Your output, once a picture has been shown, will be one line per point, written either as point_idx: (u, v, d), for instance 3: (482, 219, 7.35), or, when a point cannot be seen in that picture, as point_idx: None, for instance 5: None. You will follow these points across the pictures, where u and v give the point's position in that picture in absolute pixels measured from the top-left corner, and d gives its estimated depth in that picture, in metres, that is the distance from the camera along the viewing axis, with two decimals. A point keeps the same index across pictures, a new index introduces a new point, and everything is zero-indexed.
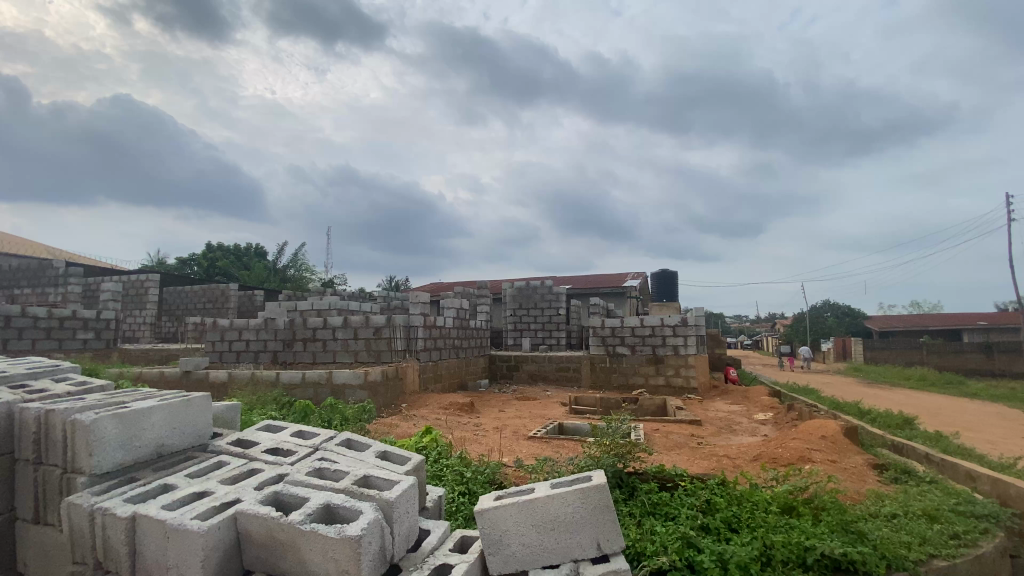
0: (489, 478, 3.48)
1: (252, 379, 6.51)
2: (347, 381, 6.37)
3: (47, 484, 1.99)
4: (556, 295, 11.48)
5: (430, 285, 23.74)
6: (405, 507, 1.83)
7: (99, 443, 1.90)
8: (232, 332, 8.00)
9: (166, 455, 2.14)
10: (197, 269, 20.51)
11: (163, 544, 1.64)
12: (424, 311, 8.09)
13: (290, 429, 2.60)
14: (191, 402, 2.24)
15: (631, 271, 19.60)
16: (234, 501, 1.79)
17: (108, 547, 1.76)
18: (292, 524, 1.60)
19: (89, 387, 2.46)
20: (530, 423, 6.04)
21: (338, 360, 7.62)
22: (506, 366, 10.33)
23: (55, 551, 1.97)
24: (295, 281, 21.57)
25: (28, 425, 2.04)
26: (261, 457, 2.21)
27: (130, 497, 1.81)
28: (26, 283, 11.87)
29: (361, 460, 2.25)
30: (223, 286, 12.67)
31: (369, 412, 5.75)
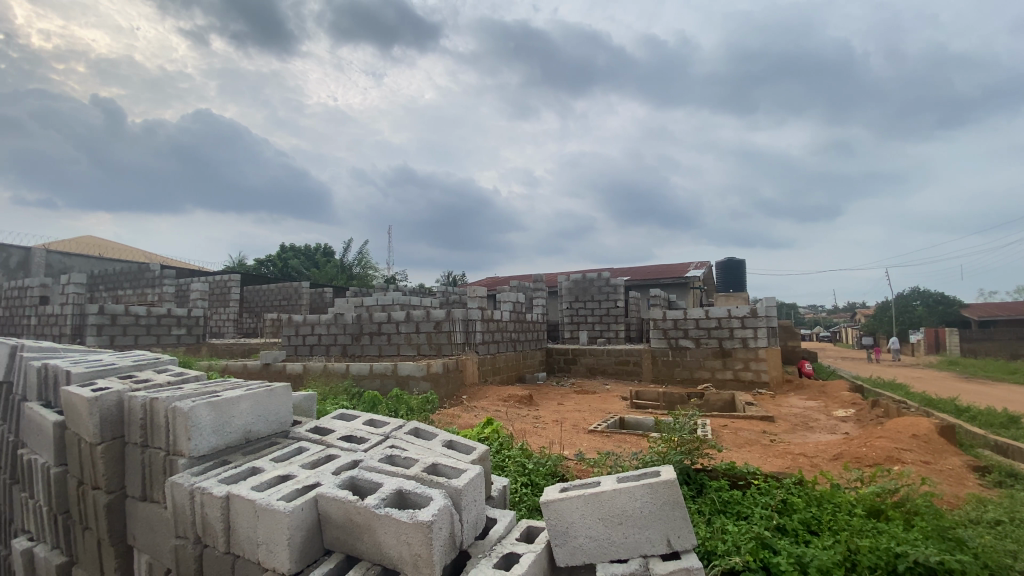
0: (550, 471, 3.49)
1: (324, 370, 6.90)
2: (411, 373, 6.60)
3: (153, 464, 2.20)
4: (615, 287, 11.26)
5: (488, 280, 24.07)
6: (473, 496, 1.87)
7: (197, 428, 2.08)
8: (305, 327, 8.51)
9: (253, 440, 2.31)
10: (273, 268, 22.00)
11: (253, 522, 1.77)
12: (482, 305, 8.21)
13: (362, 418, 2.73)
14: (273, 392, 2.40)
15: (693, 262, 18.87)
16: (315, 484, 1.90)
17: (205, 523, 1.92)
18: (369, 508, 1.67)
19: (186, 378, 2.71)
20: (590, 416, 5.98)
21: (402, 353, 7.90)
22: (564, 359, 10.28)
23: (159, 526, 2.18)
24: (360, 278, 22.60)
25: (136, 410, 2.27)
26: (336, 444, 2.34)
27: (223, 478, 1.97)
28: (128, 285, 13.22)
29: (429, 448, 2.32)
30: (296, 284, 13.48)
31: (432, 403, 5.92)
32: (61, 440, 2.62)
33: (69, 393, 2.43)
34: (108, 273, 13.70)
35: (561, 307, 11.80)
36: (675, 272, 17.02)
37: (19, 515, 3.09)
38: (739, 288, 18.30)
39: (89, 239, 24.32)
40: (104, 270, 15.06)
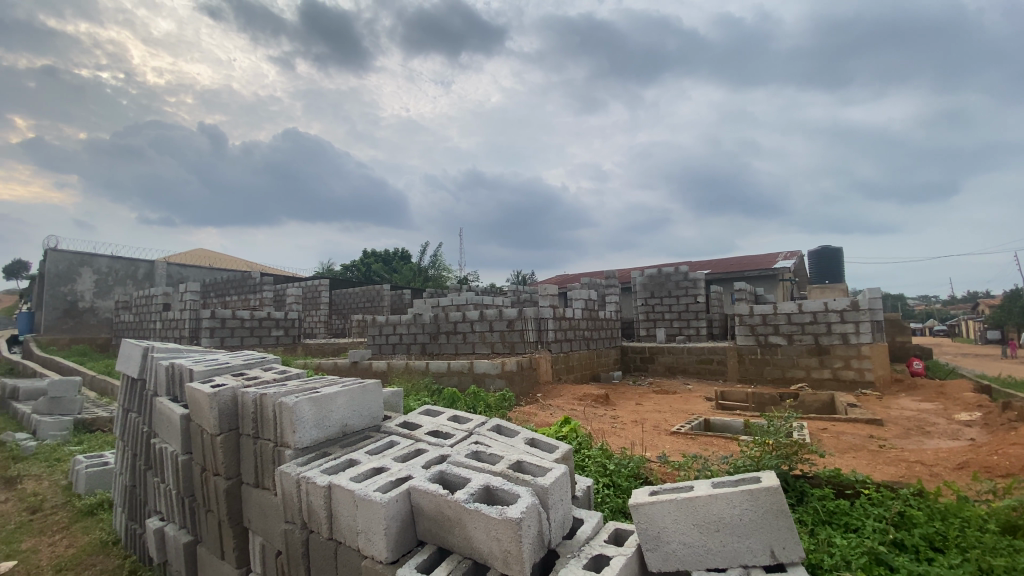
0: (633, 472, 3.40)
1: (406, 368, 7.22)
2: (487, 371, 6.72)
3: (263, 454, 2.40)
4: (694, 281, 10.76)
5: (560, 277, 23.98)
6: (560, 495, 1.84)
7: (300, 421, 2.24)
8: (387, 327, 8.95)
9: (349, 434, 2.46)
10: (356, 273, 23.44)
11: (353, 510, 1.88)
12: (555, 303, 8.17)
13: (447, 414, 2.81)
14: (366, 388, 2.54)
15: (781, 252, 17.59)
16: (407, 477, 1.98)
17: (311, 509, 2.07)
18: (459, 503, 1.71)
19: (288, 375, 2.94)
20: (672, 417, 5.75)
21: (477, 351, 8.07)
22: (641, 358, 9.97)
23: (270, 511, 2.38)
24: (435, 280, 23.43)
25: (248, 405, 2.49)
26: (424, 439, 2.42)
27: (325, 469, 2.10)
28: (234, 292, 14.66)
29: (513, 446, 2.34)
30: (377, 287, 14.25)
31: (508, 401, 5.99)
32: (187, 430, 2.94)
33: (193, 389, 2.72)
34: (218, 281, 15.28)
35: (636, 304, 11.49)
36: (761, 264, 15.94)
37: (152, 497, 3.51)
38: (836, 278, 16.86)
39: (201, 251, 27.28)
40: (214, 278, 16.84)
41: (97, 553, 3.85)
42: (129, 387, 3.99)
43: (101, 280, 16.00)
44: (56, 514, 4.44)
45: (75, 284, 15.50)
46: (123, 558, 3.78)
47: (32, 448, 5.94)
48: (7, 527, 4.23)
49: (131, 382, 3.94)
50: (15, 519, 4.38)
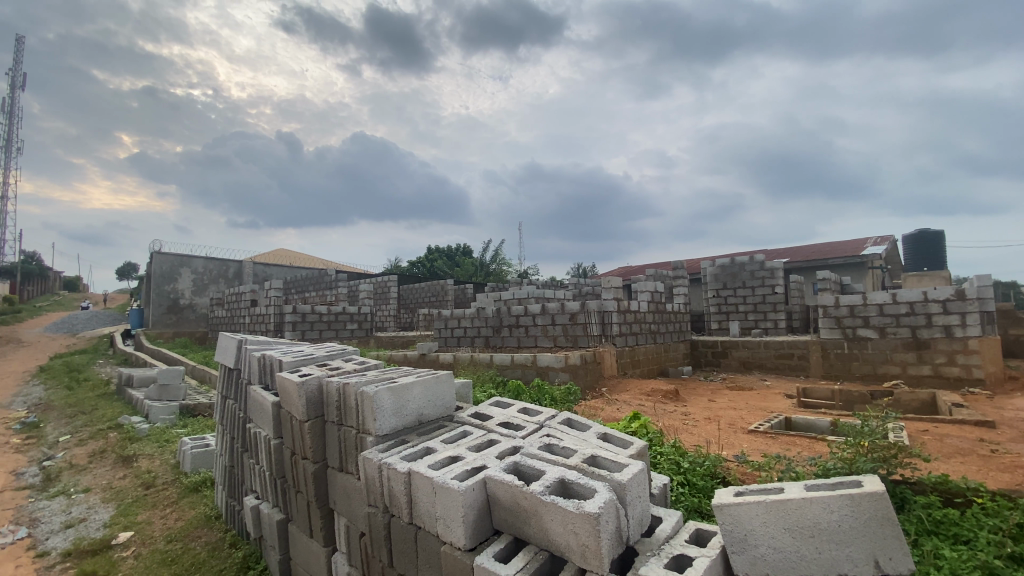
0: (709, 471, 3.27)
1: (471, 360, 7.37)
2: (551, 364, 6.71)
3: (347, 440, 2.54)
4: (772, 271, 10.11)
5: (623, 270, 23.46)
6: (638, 492, 1.79)
7: (380, 410, 2.34)
8: (452, 320, 9.18)
9: (424, 423, 2.54)
10: (422, 269, 24.26)
11: (432, 497, 1.93)
12: (619, 295, 7.98)
13: (517, 406, 2.83)
14: (440, 379, 2.61)
15: (871, 237, 16.13)
16: (482, 466, 2.01)
17: (392, 494, 2.16)
18: (535, 494, 1.71)
19: (367, 366, 3.09)
20: (748, 415, 5.45)
21: (539, 344, 8.07)
22: (712, 352, 9.54)
23: (353, 494, 2.51)
24: (497, 274, 23.74)
25: (332, 394, 2.64)
26: (496, 430, 2.45)
27: (404, 456, 2.19)
28: (312, 288, 15.66)
29: (586, 440, 2.31)
30: (442, 282, 14.64)
31: (574, 395, 5.96)
32: (278, 416, 3.17)
33: (283, 378, 2.93)
34: (297, 279, 16.38)
35: (706, 295, 11.00)
36: (846, 250, 14.71)
37: (248, 478, 3.82)
38: (936, 264, 15.27)
39: (282, 251, 29.35)
40: (294, 276, 18.06)
41: (203, 527, 4.26)
42: (227, 376, 4.36)
43: (197, 279, 17.66)
44: (167, 489, 4.97)
45: (176, 283, 17.19)
46: (224, 532, 4.15)
47: (146, 430, 6.67)
48: (127, 501, 4.78)
49: (228, 371, 4.31)
50: (134, 493, 4.95)
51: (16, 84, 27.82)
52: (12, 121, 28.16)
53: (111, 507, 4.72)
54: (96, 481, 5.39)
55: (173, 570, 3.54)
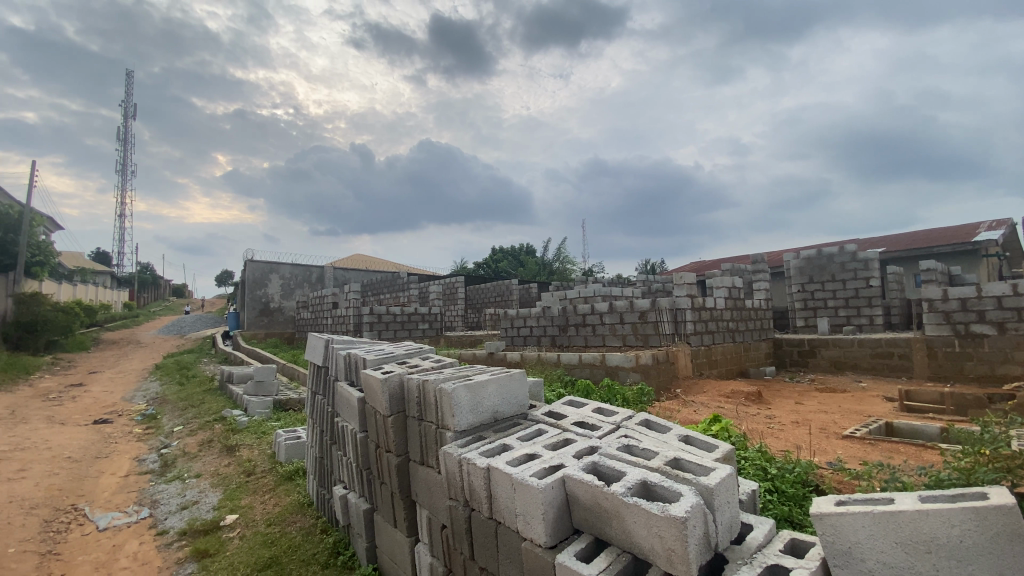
0: (800, 478, 3.07)
1: (539, 360, 7.39)
2: (620, 364, 6.57)
3: (427, 435, 2.64)
4: (866, 262, 9.26)
5: (694, 265, 22.52)
6: (726, 497, 1.72)
7: (458, 406, 2.41)
8: (519, 320, 9.26)
9: (500, 420, 2.59)
10: (487, 269, 24.74)
11: (512, 494, 1.96)
12: (693, 292, 7.62)
13: (591, 405, 2.81)
14: (513, 376, 2.65)
15: (985, 222, 14.32)
16: (560, 465, 2.01)
17: (472, 489, 2.22)
18: (616, 494, 1.69)
19: (442, 364, 3.19)
20: (841, 419, 5.03)
21: (608, 344, 7.94)
22: (798, 352, 8.90)
23: (434, 487, 2.61)
24: (561, 273, 23.66)
25: (412, 390, 2.76)
26: (572, 429, 2.44)
27: (483, 452, 2.23)
28: (386, 291, 16.47)
29: (666, 442, 2.24)
30: (507, 281, 14.82)
31: (648, 395, 5.80)
32: (362, 411, 3.37)
33: (367, 375, 3.10)
34: (372, 283, 17.29)
35: (790, 291, 10.28)
36: (955, 237, 13.16)
37: (336, 468, 4.08)
38: None
39: (357, 256, 31.10)
40: (368, 280, 19.08)
41: (297, 513, 4.61)
42: (315, 373, 4.69)
43: (284, 284, 19.17)
44: (266, 477, 5.43)
45: (266, 288, 18.72)
46: (316, 518, 4.46)
47: (245, 422, 7.34)
48: (232, 486, 5.28)
49: (317, 369, 4.63)
50: (238, 479, 5.45)
51: (129, 114, 31.48)
52: (126, 148, 32.00)
53: (219, 492, 5.23)
54: (205, 467, 6.00)
55: (273, 551, 3.87)
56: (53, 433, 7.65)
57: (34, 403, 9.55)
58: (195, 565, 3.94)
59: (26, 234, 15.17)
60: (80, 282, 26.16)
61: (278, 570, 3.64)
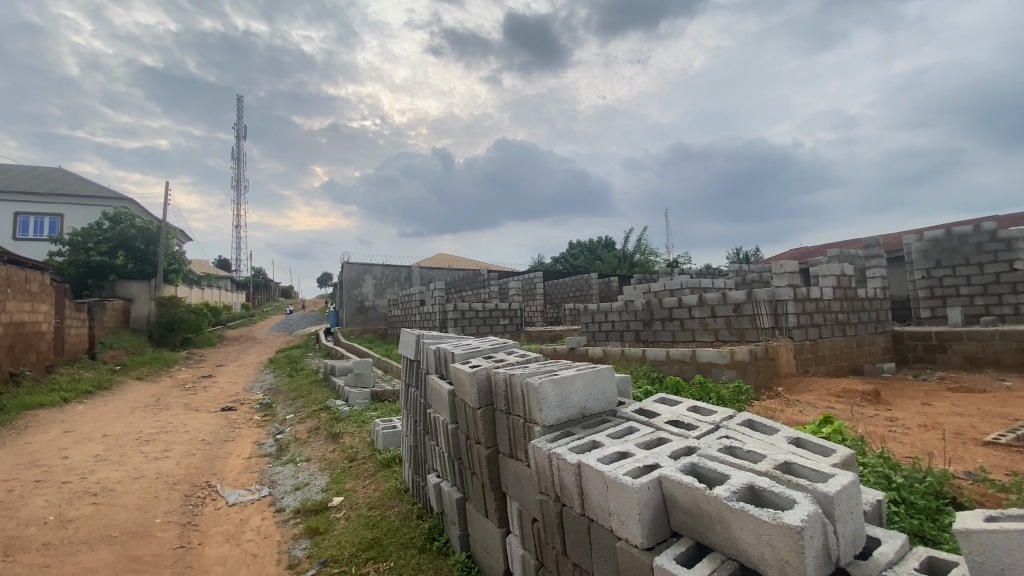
0: (933, 489, 2.71)
1: (623, 355, 7.23)
2: (713, 360, 6.21)
3: (515, 429, 2.67)
4: (1009, 242, 7.92)
5: (793, 253, 20.76)
6: (848, 507, 1.55)
7: (545, 401, 2.40)
8: (600, 314, 9.13)
9: (588, 416, 2.56)
10: (566, 265, 24.71)
11: (605, 491, 1.91)
12: (794, 281, 6.99)
13: (686, 403, 2.68)
14: (600, 372, 2.59)
15: None
16: (655, 464, 1.93)
17: (562, 485, 2.20)
18: (719, 497, 1.58)
19: (527, 359, 3.21)
20: (982, 423, 4.36)
21: (698, 338, 7.56)
22: (924, 347, 7.86)
23: (524, 481, 2.62)
24: (643, 265, 22.93)
25: (500, 384, 2.80)
26: (666, 427, 2.34)
27: (573, 448, 2.21)
28: (468, 289, 16.99)
29: (773, 443, 2.07)
30: (586, 276, 14.63)
31: (746, 394, 5.44)
32: (453, 403, 3.49)
33: (456, 369, 3.21)
34: (455, 281, 17.91)
35: (911, 277, 9.10)
36: None
37: (429, 458, 4.27)
38: None
39: (441, 256, 32.48)
40: (452, 277, 19.80)
41: (394, 498, 4.89)
42: (408, 367, 4.94)
43: (376, 283, 20.48)
44: (366, 463, 5.84)
45: (361, 288, 20.11)
46: (412, 504, 4.71)
47: (346, 411, 7.94)
48: (337, 471, 5.74)
49: (409, 363, 4.87)
50: (342, 464, 5.91)
51: (241, 135, 35.26)
52: (240, 166, 35.87)
53: (326, 475, 5.70)
54: (314, 452, 6.57)
55: (374, 533, 4.14)
56: (189, 418, 8.80)
57: (175, 392, 11.05)
58: (308, 542, 4.33)
59: (164, 245, 17.56)
60: (207, 286, 29.83)
61: (379, 551, 3.89)
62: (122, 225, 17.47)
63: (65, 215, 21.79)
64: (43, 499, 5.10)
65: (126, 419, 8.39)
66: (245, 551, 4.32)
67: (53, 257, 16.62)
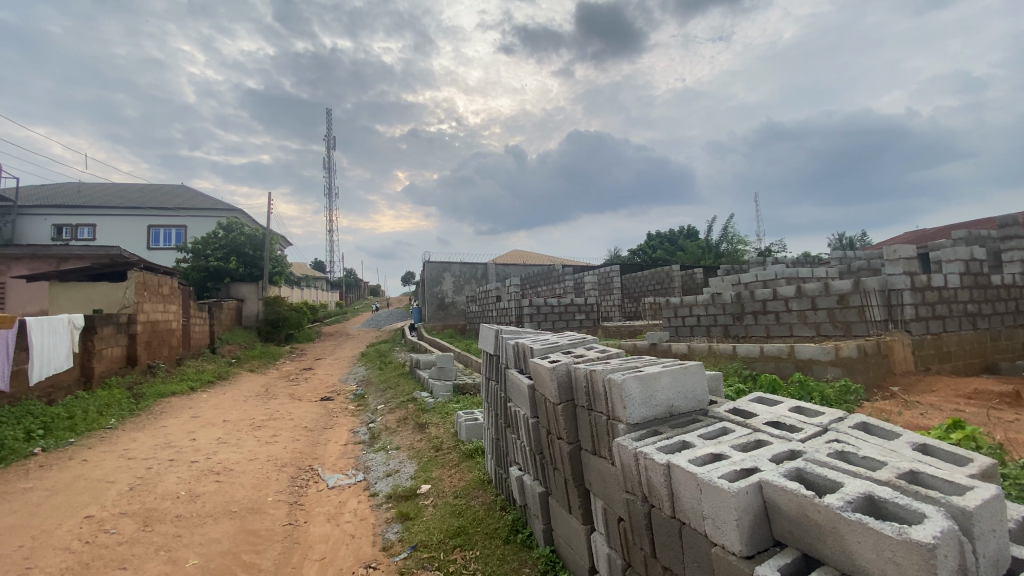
0: None
1: (710, 351, 6.87)
2: (814, 357, 5.71)
3: (598, 425, 2.62)
4: None
5: (908, 236, 18.48)
6: (993, 525, 1.35)
7: (629, 398, 2.33)
8: (684, 308, 8.72)
9: (675, 415, 2.45)
10: (645, 257, 23.97)
11: (697, 494, 1.82)
12: (912, 268, 6.20)
13: (787, 404, 2.48)
14: (689, 369, 2.47)
15: None
16: (754, 468, 1.80)
17: (650, 485, 2.13)
18: (830, 506, 1.44)
19: (609, 355, 3.14)
20: None
21: (796, 333, 6.98)
22: None
23: (609, 479, 2.57)
24: (729, 255, 21.61)
25: (581, 380, 2.76)
26: (765, 429, 2.18)
27: (661, 447, 2.12)
28: (544, 284, 17.02)
29: (894, 450, 1.86)
30: (667, 268, 14.06)
31: (854, 394, 4.94)
32: (533, 398, 3.51)
33: (536, 364, 3.21)
34: (530, 276, 18.02)
35: None
36: None
37: (511, 451, 4.32)
38: None
39: (516, 252, 32.84)
40: (528, 273, 19.93)
41: (478, 488, 5.03)
42: (488, 361, 5.03)
43: (455, 281, 21.19)
44: (451, 453, 6.06)
45: (441, 286, 20.89)
46: (495, 495, 4.81)
47: (431, 403, 8.29)
48: (424, 460, 6.01)
49: (489, 357, 4.97)
50: (428, 454, 6.18)
51: (331, 146, 38.03)
52: (330, 175, 38.67)
53: (414, 464, 5.99)
54: (403, 441, 6.94)
55: (460, 522, 4.29)
56: (293, 406, 9.67)
57: (281, 382, 12.20)
58: (400, 526, 4.58)
59: (269, 251, 19.41)
60: (305, 287, 32.54)
61: (465, 539, 4.02)
62: (234, 233, 19.54)
63: (188, 226, 24.79)
64: (175, 476, 5.84)
65: (242, 406, 9.40)
66: (344, 532, 4.66)
67: (180, 264, 19.00)
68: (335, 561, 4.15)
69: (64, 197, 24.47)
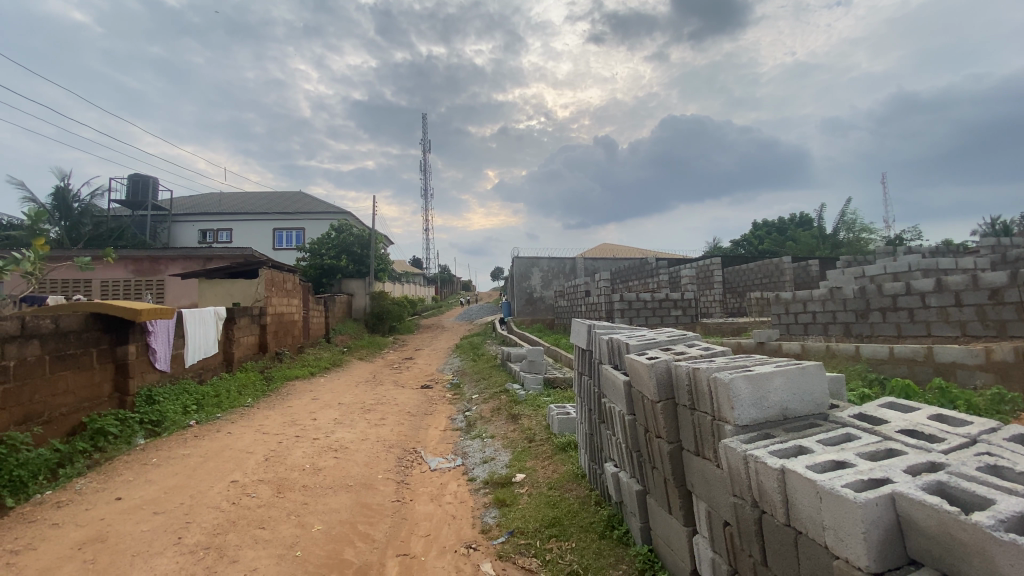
0: None
1: (828, 351, 6.28)
2: (959, 360, 5.01)
3: (702, 425, 2.55)
4: None
5: None
6: None
7: (738, 399, 2.23)
8: (796, 304, 8.01)
9: (790, 418, 2.31)
10: (750, 248, 22.34)
11: (817, 503, 1.71)
12: None
13: (924, 411, 2.23)
14: (806, 370, 2.31)
15: None
16: (885, 479, 1.66)
17: (761, 490, 2.04)
18: (977, 525, 1.30)
19: (713, 353, 3.02)
20: None
21: (934, 333, 6.15)
22: None
23: (714, 481, 2.49)
24: (850, 245, 19.41)
25: (682, 378, 2.70)
26: (898, 437, 1.99)
27: (773, 451, 2.02)
28: (636, 278, 16.55)
29: None
30: (775, 260, 13.00)
31: (1012, 404, 4.25)
32: (629, 395, 3.49)
33: (633, 360, 3.19)
34: (622, 270, 17.61)
35: None
36: None
37: (606, 446, 4.32)
38: None
39: (607, 247, 32.22)
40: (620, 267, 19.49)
41: (572, 481, 5.09)
42: (582, 356, 5.04)
43: (545, 276, 21.35)
44: (544, 445, 6.18)
45: (532, 280, 21.18)
46: (589, 489, 4.84)
47: (523, 395, 8.49)
48: (519, 449, 6.20)
49: (582, 352, 5.00)
50: (522, 444, 6.37)
51: (427, 149, 39.98)
52: (426, 176, 40.64)
53: (509, 453, 6.20)
54: (498, 430, 7.21)
55: (555, 513, 4.38)
56: (396, 393, 10.43)
57: (385, 370, 13.19)
58: (497, 511, 4.79)
59: (373, 249, 20.97)
60: (405, 282, 34.71)
61: (561, 530, 4.11)
62: (344, 234, 21.39)
63: (305, 228, 27.52)
64: (301, 451, 6.60)
65: (353, 391, 10.33)
66: (446, 512, 4.97)
67: (300, 262, 21.21)
68: (438, 538, 4.45)
69: (208, 206, 28.30)
